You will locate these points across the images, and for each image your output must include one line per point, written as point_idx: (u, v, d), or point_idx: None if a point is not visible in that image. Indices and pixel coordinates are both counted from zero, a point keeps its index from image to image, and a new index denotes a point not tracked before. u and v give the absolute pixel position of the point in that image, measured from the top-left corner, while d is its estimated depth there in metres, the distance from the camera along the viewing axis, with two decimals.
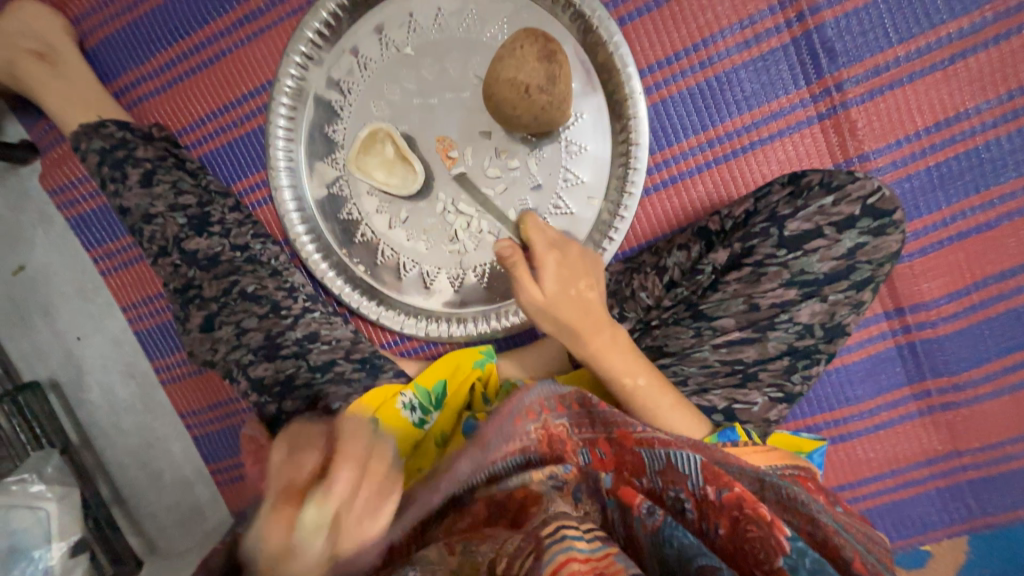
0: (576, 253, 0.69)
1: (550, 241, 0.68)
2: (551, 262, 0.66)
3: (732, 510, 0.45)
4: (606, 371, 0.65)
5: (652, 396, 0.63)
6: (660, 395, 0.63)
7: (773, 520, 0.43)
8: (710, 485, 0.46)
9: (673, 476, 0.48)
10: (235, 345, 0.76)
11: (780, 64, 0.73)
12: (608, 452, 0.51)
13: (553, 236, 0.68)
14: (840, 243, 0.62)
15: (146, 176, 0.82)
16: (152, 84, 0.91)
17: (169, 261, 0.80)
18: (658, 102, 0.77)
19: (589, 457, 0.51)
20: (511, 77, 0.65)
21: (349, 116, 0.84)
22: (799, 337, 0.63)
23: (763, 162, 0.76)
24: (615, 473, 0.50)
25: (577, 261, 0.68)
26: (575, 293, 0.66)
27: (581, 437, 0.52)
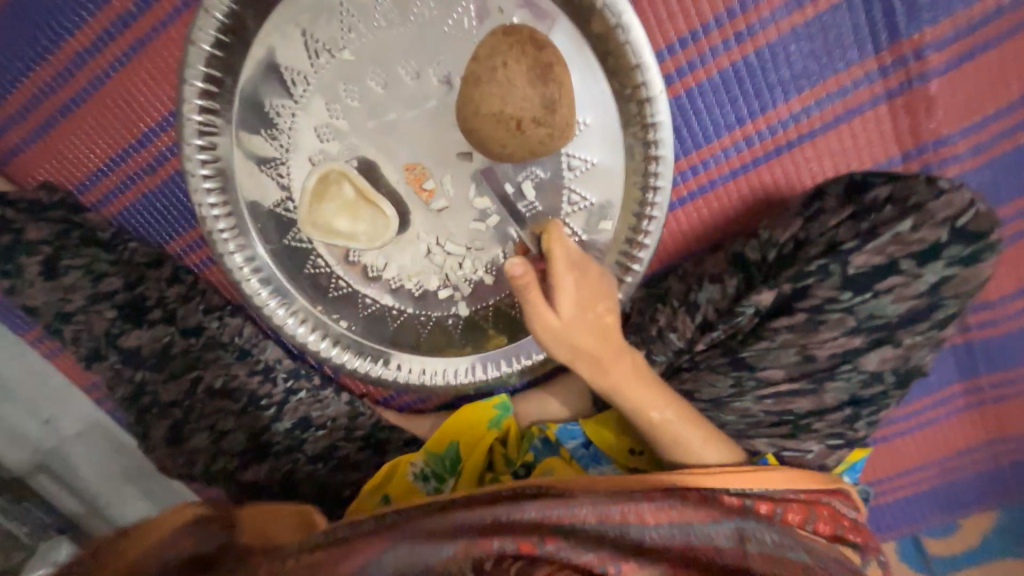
0: (597, 273, 0.53)
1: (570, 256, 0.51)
2: (568, 288, 0.50)
3: None
4: (628, 404, 0.57)
5: (679, 428, 0.57)
6: (691, 428, 0.57)
7: None
8: None
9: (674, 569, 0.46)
10: (215, 453, 0.68)
11: (843, 27, 0.55)
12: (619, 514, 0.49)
13: (575, 253, 0.51)
14: (920, 278, 0.52)
15: (49, 265, 0.66)
16: (16, 132, 0.69)
17: (107, 364, 0.68)
18: (681, 94, 0.60)
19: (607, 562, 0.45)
20: (495, 111, 0.48)
21: (290, 151, 0.65)
22: (863, 385, 0.56)
23: (812, 158, 0.61)
24: None
25: (599, 282, 0.53)
26: (598, 319, 0.52)
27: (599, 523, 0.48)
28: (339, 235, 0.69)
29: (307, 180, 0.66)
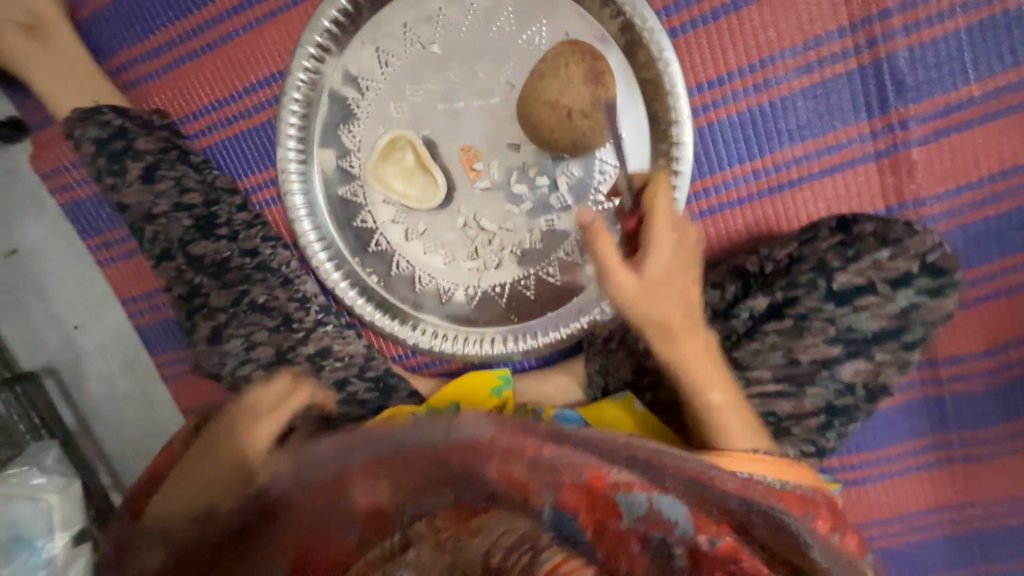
0: (692, 242, 0.61)
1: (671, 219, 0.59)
2: (662, 247, 0.58)
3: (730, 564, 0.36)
4: (692, 380, 0.60)
5: (732, 416, 0.59)
6: (740, 419, 0.59)
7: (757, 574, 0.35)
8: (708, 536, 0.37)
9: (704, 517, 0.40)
10: (242, 359, 0.75)
11: (842, 94, 0.67)
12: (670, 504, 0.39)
13: (677, 215, 0.60)
14: (894, 301, 0.59)
15: (147, 172, 0.77)
16: (150, 65, 0.83)
17: (173, 264, 0.78)
18: (703, 126, 0.71)
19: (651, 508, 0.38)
20: (552, 99, 0.60)
21: (367, 117, 0.77)
22: (838, 395, 0.61)
23: (810, 199, 0.71)
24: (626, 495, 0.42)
25: (689, 253, 0.60)
26: (680, 285, 0.59)
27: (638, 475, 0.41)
28: (393, 193, 0.79)
29: (381, 141, 0.78)
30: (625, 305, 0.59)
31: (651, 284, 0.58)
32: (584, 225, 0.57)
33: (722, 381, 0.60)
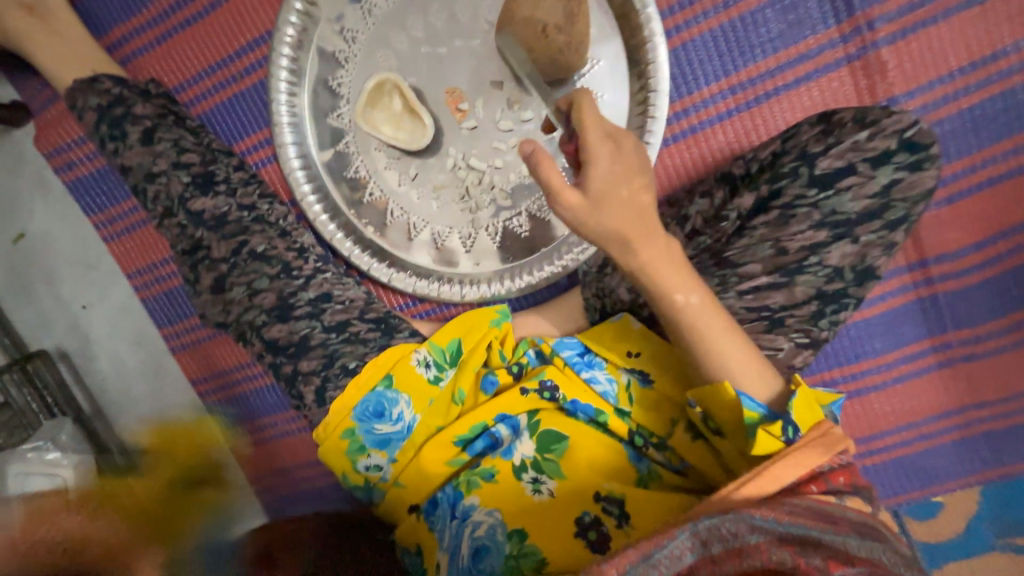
0: (629, 146, 0.56)
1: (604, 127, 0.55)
2: (603, 155, 0.53)
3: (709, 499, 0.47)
4: (658, 288, 0.58)
5: (702, 315, 0.58)
6: (712, 316, 0.58)
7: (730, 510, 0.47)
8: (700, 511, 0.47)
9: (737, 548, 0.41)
10: (248, 306, 0.76)
11: (809, 1, 0.69)
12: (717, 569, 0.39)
13: (608, 124, 0.55)
14: (875, 179, 0.59)
15: (146, 134, 0.79)
16: (145, 38, 0.87)
17: (175, 221, 0.79)
18: (678, 47, 0.74)
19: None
20: (528, 16, 0.63)
21: (354, 67, 0.80)
22: (828, 281, 0.61)
23: (788, 108, 0.73)
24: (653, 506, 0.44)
25: (634, 155, 0.56)
26: (629, 195, 0.54)
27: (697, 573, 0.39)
28: (382, 138, 0.81)
29: (366, 87, 0.80)
30: (575, 224, 0.55)
31: (598, 196, 0.53)
32: (526, 157, 0.52)
33: (688, 281, 0.57)
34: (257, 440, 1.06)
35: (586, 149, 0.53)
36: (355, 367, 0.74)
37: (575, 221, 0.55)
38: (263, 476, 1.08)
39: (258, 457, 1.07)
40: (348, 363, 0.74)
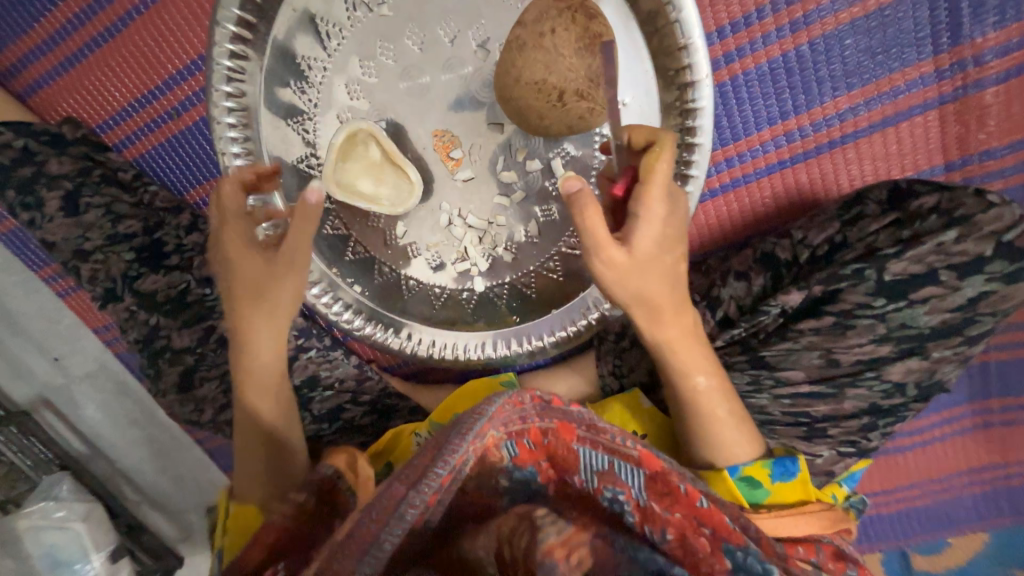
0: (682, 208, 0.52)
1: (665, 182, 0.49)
2: (656, 210, 0.48)
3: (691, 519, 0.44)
4: (676, 366, 0.56)
5: (714, 401, 0.57)
6: (722, 402, 0.57)
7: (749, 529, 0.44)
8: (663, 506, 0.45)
9: (615, 480, 0.45)
10: (224, 405, 0.68)
11: (903, 23, 0.53)
12: (539, 444, 0.45)
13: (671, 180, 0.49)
14: (959, 291, 0.50)
15: (69, 201, 0.66)
16: (44, 63, 0.68)
17: (121, 306, 0.67)
18: (726, 81, 0.58)
19: (515, 450, 0.45)
20: (538, 79, 0.47)
21: (318, 107, 0.63)
22: (884, 396, 0.55)
23: (855, 161, 0.59)
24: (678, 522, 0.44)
25: (682, 221, 0.52)
26: (670, 260, 0.51)
27: (509, 432, 0.43)
28: (361, 196, 0.67)
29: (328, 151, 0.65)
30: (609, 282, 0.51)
31: (636, 261, 0.49)
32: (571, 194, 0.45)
33: (708, 363, 0.56)
34: None
35: (640, 201, 0.48)
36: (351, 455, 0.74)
37: (611, 281, 0.50)
38: None
39: None
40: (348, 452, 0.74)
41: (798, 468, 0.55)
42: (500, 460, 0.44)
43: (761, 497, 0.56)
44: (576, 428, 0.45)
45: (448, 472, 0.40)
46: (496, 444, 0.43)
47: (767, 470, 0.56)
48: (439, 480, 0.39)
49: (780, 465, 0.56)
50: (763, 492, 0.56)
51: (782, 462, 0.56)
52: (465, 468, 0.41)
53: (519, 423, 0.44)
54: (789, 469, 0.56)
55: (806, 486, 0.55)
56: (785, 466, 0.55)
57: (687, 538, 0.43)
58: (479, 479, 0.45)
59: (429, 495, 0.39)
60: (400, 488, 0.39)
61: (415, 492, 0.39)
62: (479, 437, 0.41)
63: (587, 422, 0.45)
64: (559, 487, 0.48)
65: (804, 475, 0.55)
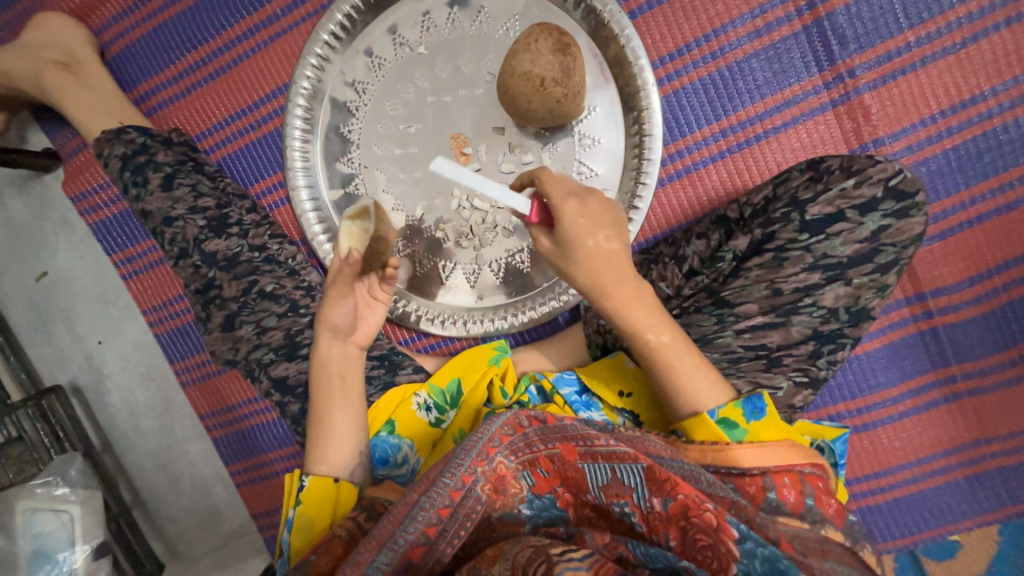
0: (597, 203, 0.64)
1: (569, 189, 0.63)
2: (570, 208, 0.61)
3: (678, 520, 0.50)
4: (633, 325, 0.64)
5: (676, 354, 0.63)
6: (684, 353, 0.63)
7: (720, 526, 0.48)
8: (655, 497, 0.51)
9: (620, 491, 0.53)
10: (255, 344, 0.80)
11: (793, 52, 0.74)
12: (552, 470, 0.56)
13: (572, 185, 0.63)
14: (863, 225, 0.63)
15: (166, 181, 0.85)
16: (172, 90, 0.94)
17: (189, 262, 0.84)
18: (670, 94, 0.78)
19: (532, 479, 0.57)
20: (526, 71, 0.66)
21: (364, 115, 0.85)
22: (823, 321, 0.64)
23: (777, 150, 0.76)
24: (672, 523, 0.50)
25: (599, 211, 0.63)
26: (595, 243, 0.62)
27: (521, 462, 0.57)
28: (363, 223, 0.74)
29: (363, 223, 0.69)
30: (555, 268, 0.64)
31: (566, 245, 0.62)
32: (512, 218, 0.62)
33: (657, 322, 0.63)
34: (261, 477, 1.07)
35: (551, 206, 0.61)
36: None
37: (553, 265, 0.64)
38: (266, 512, 1.08)
39: (262, 492, 1.07)
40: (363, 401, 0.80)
41: (766, 403, 0.61)
42: (520, 490, 0.57)
43: (741, 435, 0.59)
44: (577, 447, 0.56)
45: (457, 486, 0.54)
46: (512, 474, 0.56)
47: (739, 409, 0.61)
48: (449, 489, 0.54)
49: (750, 403, 0.61)
50: (741, 431, 0.60)
51: (750, 400, 0.61)
52: (476, 486, 0.54)
53: (527, 450, 0.57)
54: (758, 406, 0.61)
55: (777, 421, 0.61)
56: (755, 401, 0.60)
57: (685, 534, 0.50)
58: (505, 509, 0.57)
59: (448, 491, 0.54)
60: (415, 496, 0.55)
61: (427, 497, 0.54)
62: (491, 461, 0.56)
63: (581, 437, 0.56)
64: (579, 511, 0.56)
65: (772, 410, 0.61)
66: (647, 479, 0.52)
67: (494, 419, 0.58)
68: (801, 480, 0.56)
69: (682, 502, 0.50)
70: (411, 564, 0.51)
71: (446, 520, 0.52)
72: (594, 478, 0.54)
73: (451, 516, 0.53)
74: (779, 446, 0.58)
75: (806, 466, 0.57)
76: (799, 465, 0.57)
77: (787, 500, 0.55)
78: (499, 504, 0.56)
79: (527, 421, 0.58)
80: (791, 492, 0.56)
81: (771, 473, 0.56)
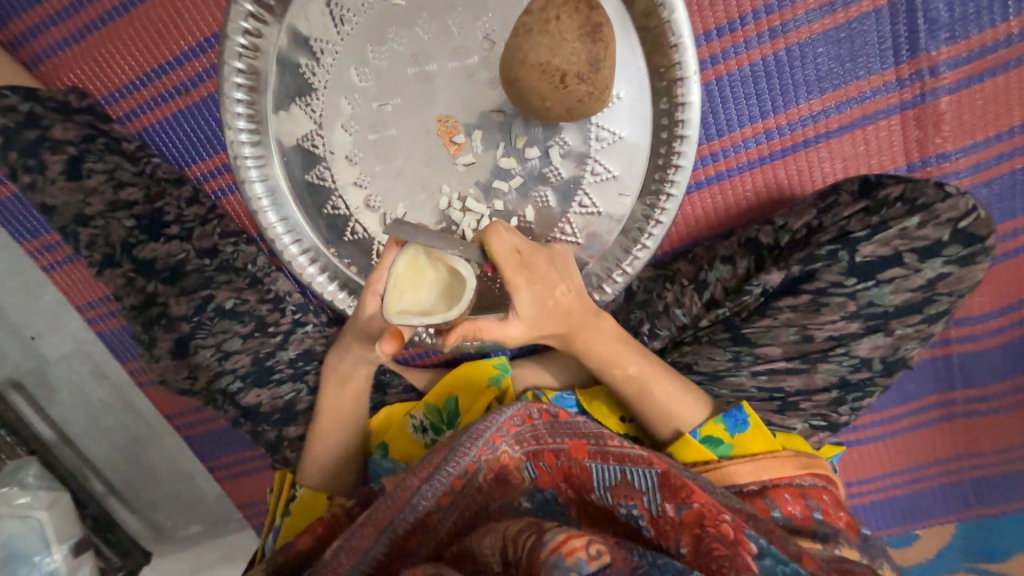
0: (544, 260, 0.59)
1: (516, 250, 0.56)
2: (522, 300, 0.55)
3: (692, 527, 0.47)
4: (602, 360, 0.63)
5: (647, 381, 0.63)
6: (656, 378, 0.63)
7: (736, 536, 0.45)
8: (668, 502, 0.49)
9: (629, 492, 0.50)
10: (217, 372, 0.69)
11: (869, 36, 0.59)
12: (557, 465, 0.54)
13: (519, 243, 0.57)
14: (920, 272, 0.55)
15: (73, 165, 0.67)
16: (57, 32, 0.70)
17: (120, 272, 0.69)
18: (712, 81, 0.63)
19: (535, 472, 0.55)
20: (542, 62, 0.50)
21: (326, 87, 0.66)
22: (853, 370, 0.60)
23: (828, 158, 0.65)
24: (683, 527, 0.47)
25: (547, 267, 0.58)
26: (553, 303, 0.58)
27: (525, 452, 0.55)
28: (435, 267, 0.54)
29: (458, 303, 0.52)
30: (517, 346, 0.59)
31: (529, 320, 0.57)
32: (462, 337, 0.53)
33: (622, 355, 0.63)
34: (242, 471, 1.03)
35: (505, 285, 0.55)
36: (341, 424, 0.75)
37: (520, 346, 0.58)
38: (252, 502, 1.06)
39: (246, 484, 1.04)
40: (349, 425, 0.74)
41: (747, 414, 0.60)
42: (522, 481, 0.55)
43: (727, 452, 0.60)
44: (587, 445, 0.54)
45: (459, 475, 0.52)
46: (516, 464, 0.54)
47: (721, 424, 0.61)
48: (450, 477, 0.52)
49: (732, 417, 0.61)
50: (727, 447, 0.60)
51: (730, 413, 0.61)
52: (478, 474, 0.53)
53: (534, 442, 0.55)
54: (739, 418, 0.61)
55: (761, 431, 0.60)
56: (733, 414, 0.60)
57: (698, 542, 0.46)
58: (503, 500, 0.54)
59: (449, 480, 0.52)
60: (416, 480, 0.51)
61: (428, 485, 0.51)
62: (495, 451, 0.54)
63: (594, 437, 0.55)
64: (581, 510, 0.54)
65: (754, 419, 0.61)
66: (660, 484, 0.50)
67: (504, 410, 0.55)
68: (805, 494, 0.56)
69: (697, 508, 0.48)
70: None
71: (445, 507, 0.52)
72: (602, 474, 0.52)
73: (451, 504, 0.52)
74: (783, 457, 0.58)
75: (807, 478, 0.57)
76: (799, 479, 0.57)
77: (795, 516, 0.54)
78: (497, 494, 0.54)
79: (538, 413, 0.56)
80: (796, 506, 0.55)
81: (769, 489, 0.57)
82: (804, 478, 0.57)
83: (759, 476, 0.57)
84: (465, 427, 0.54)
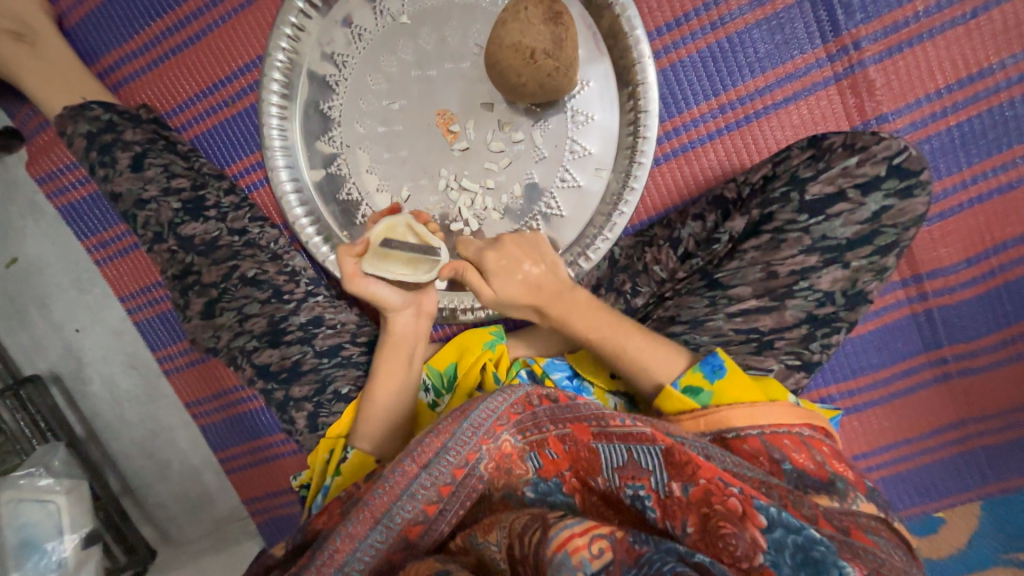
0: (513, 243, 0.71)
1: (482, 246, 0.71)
2: (496, 274, 0.68)
3: (700, 507, 0.47)
4: (577, 330, 0.69)
5: (618, 341, 0.67)
6: (626, 340, 0.66)
7: (746, 515, 0.45)
8: (675, 481, 0.48)
9: (637, 473, 0.50)
10: (237, 332, 0.77)
11: (796, 22, 0.70)
12: (562, 452, 0.54)
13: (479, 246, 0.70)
14: (864, 206, 0.61)
15: (136, 160, 0.81)
16: (137, 63, 0.89)
17: (165, 247, 0.80)
18: (667, 67, 0.74)
19: (539, 461, 0.54)
20: (516, 42, 0.63)
21: (345, 91, 0.80)
22: (819, 305, 0.63)
23: (777, 126, 0.73)
24: (694, 508, 0.47)
25: (515, 251, 0.70)
26: (522, 277, 0.68)
27: (528, 442, 0.54)
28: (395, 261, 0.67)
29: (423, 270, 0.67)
30: (506, 300, 0.70)
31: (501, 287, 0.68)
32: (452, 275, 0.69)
33: (593, 323, 0.68)
34: (251, 463, 1.06)
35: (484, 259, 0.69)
36: (347, 391, 0.76)
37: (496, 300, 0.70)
38: (257, 498, 1.07)
39: (253, 479, 1.07)
40: (340, 389, 0.76)
41: (722, 359, 0.61)
42: (526, 472, 0.54)
43: (708, 399, 0.59)
44: (591, 428, 0.54)
45: (460, 464, 0.53)
46: (518, 454, 0.54)
47: (699, 373, 0.61)
48: (452, 466, 0.53)
49: (709, 364, 0.61)
50: (707, 395, 0.60)
51: (707, 360, 0.61)
52: (478, 464, 0.53)
53: (535, 430, 0.55)
54: (716, 364, 0.61)
55: (740, 375, 0.60)
56: (710, 360, 0.60)
57: (706, 525, 0.46)
58: (507, 491, 0.54)
59: (450, 470, 0.53)
60: (414, 466, 0.53)
61: (427, 474, 0.53)
62: (496, 440, 0.54)
63: (596, 418, 0.55)
64: (586, 500, 0.52)
65: (730, 365, 0.61)
66: (666, 462, 0.50)
67: (504, 396, 0.55)
68: (803, 442, 0.56)
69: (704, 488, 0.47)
70: (406, 541, 0.52)
71: (446, 498, 0.52)
72: (606, 458, 0.52)
73: (452, 495, 0.52)
74: (776, 406, 0.57)
75: (805, 429, 0.57)
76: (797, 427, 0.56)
77: (807, 468, 0.54)
78: (500, 484, 0.54)
79: (538, 400, 0.55)
80: (801, 457, 0.55)
81: (767, 434, 0.56)
82: (806, 429, 0.57)
83: (755, 422, 0.56)
84: (466, 411, 0.54)
